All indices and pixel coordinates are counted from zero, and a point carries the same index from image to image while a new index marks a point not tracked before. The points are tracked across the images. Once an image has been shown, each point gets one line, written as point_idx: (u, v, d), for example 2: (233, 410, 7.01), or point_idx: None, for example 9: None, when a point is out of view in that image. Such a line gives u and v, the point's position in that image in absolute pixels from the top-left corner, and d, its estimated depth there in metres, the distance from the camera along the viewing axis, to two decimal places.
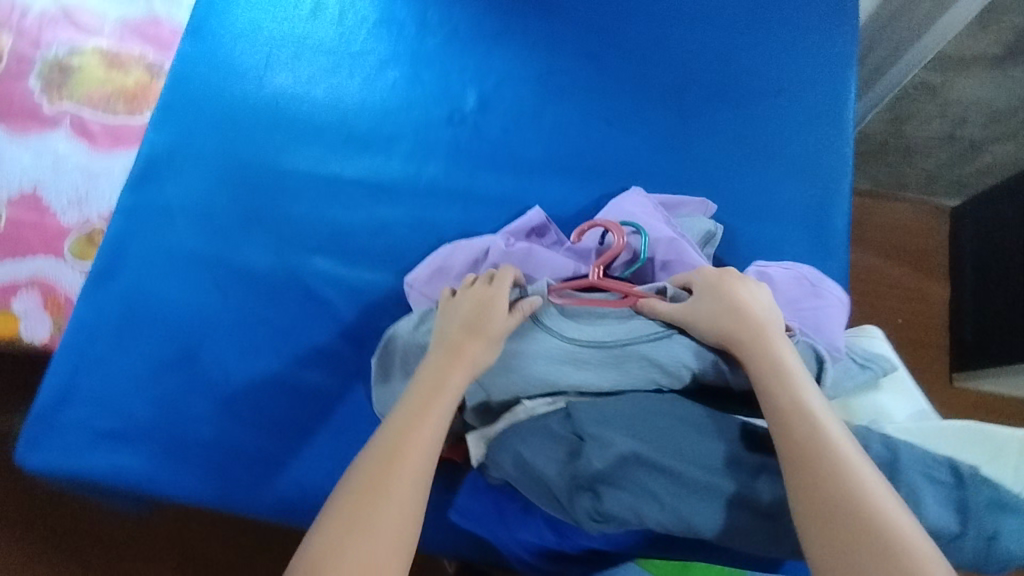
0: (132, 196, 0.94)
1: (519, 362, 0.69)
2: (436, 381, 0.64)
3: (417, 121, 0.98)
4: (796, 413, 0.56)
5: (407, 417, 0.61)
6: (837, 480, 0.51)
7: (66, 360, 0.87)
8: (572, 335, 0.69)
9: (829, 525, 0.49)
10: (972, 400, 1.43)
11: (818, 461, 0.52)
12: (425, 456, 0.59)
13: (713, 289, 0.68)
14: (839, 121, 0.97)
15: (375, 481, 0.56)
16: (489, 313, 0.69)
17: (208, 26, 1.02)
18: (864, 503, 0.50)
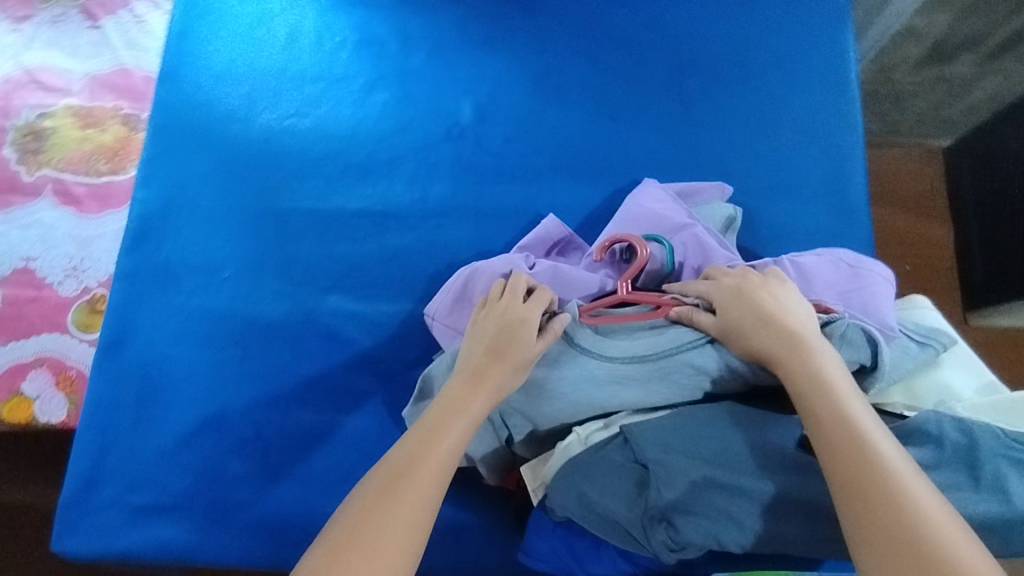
0: (129, 257, 0.90)
1: (561, 390, 0.67)
2: (458, 403, 0.62)
3: (415, 141, 0.95)
4: (843, 428, 0.53)
5: (423, 437, 0.59)
6: (891, 501, 0.48)
7: (90, 437, 0.85)
8: (610, 354, 0.67)
9: (889, 558, 0.46)
10: (994, 338, 1.39)
11: (870, 480, 0.49)
12: (435, 476, 0.57)
13: (740, 302, 0.65)
14: (842, 87, 0.96)
15: (380, 498, 0.54)
16: (517, 337, 0.66)
17: (182, 70, 0.98)
18: (922, 525, 0.46)
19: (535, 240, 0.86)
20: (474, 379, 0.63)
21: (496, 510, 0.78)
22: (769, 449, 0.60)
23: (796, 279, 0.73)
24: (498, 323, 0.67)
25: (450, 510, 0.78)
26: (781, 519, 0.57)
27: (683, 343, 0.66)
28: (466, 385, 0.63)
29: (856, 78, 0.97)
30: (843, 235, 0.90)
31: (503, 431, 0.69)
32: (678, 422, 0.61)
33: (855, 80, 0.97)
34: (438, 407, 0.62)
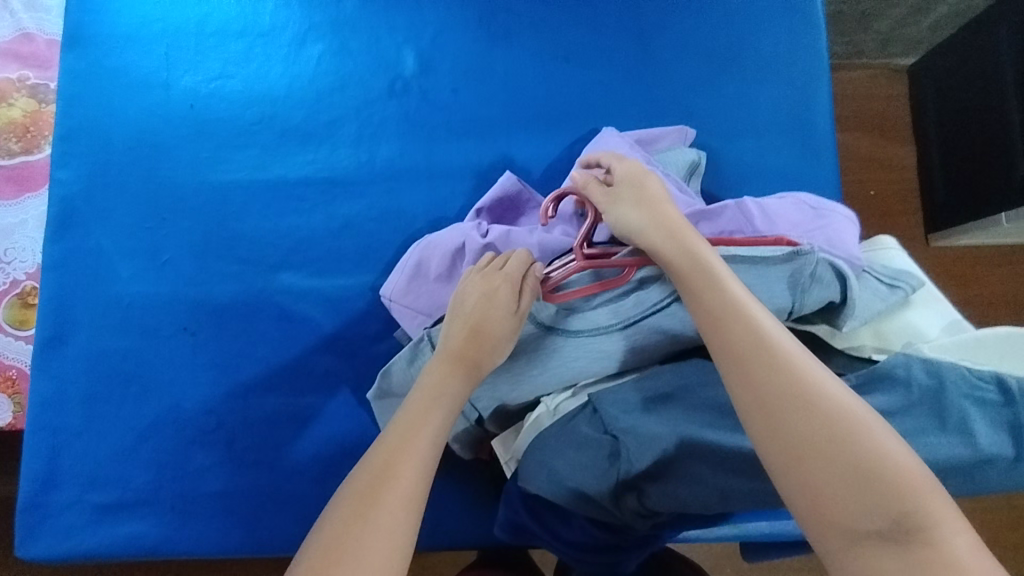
0: (57, 246, 0.83)
1: (530, 372, 0.65)
2: (439, 385, 0.59)
3: (356, 99, 0.88)
4: (728, 316, 0.54)
5: (402, 430, 0.55)
6: (778, 380, 0.49)
7: (39, 440, 0.79)
8: (576, 327, 0.65)
9: (774, 419, 0.48)
10: (955, 259, 1.40)
11: (756, 362, 0.51)
12: (420, 470, 0.53)
13: (635, 191, 0.66)
14: (806, 13, 0.91)
15: (363, 502, 0.50)
16: (495, 309, 0.63)
17: (87, 33, 0.88)
18: (807, 396, 0.48)
19: (491, 202, 0.81)
20: (450, 360, 0.61)
21: (473, 481, 0.77)
22: (734, 407, 0.56)
23: (758, 218, 0.70)
24: (474, 293, 0.64)
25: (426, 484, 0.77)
26: (753, 479, 0.53)
27: (653, 304, 0.63)
28: (443, 368, 0.60)
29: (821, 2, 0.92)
30: (809, 174, 0.87)
31: (473, 413, 0.67)
32: (646, 387, 0.59)
33: (820, 4, 0.91)
34: (417, 396, 0.58)
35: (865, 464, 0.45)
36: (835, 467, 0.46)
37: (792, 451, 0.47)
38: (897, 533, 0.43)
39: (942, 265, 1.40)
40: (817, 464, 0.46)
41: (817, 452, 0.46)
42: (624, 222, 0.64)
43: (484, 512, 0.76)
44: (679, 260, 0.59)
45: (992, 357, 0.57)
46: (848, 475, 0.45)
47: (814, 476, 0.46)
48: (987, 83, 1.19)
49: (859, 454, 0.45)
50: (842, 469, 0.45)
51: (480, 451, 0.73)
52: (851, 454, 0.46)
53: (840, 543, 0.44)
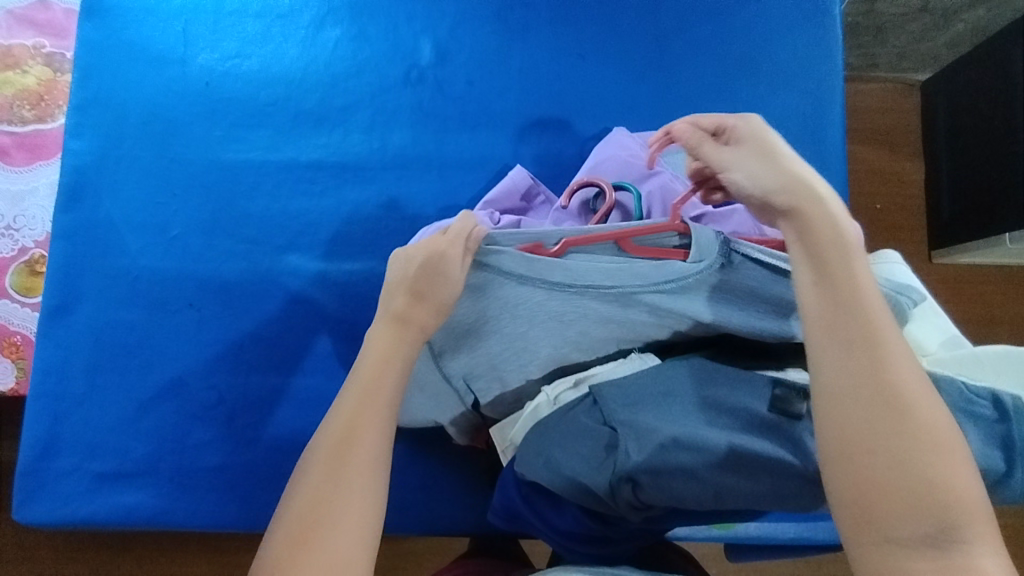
0: (66, 216, 0.84)
1: (501, 319, 0.64)
2: (389, 348, 0.58)
3: (371, 86, 0.88)
4: (844, 298, 0.51)
5: (357, 397, 0.56)
6: (869, 372, 0.48)
7: (41, 407, 0.80)
8: (560, 280, 0.62)
9: (853, 411, 0.47)
10: (957, 276, 1.41)
11: (856, 347, 0.49)
12: (379, 436, 0.55)
13: (762, 147, 0.60)
14: (825, 22, 0.91)
15: (329, 470, 0.52)
16: (438, 275, 0.60)
17: (106, 4, 0.88)
18: (896, 394, 0.47)
19: (502, 195, 0.81)
20: (397, 324, 0.59)
21: (468, 468, 0.78)
22: (737, 409, 0.56)
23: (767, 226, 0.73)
24: (417, 256, 0.61)
25: (422, 470, 0.77)
26: (742, 477, 0.53)
27: (651, 282, 0.61)
28: (393, 332, 0.59)
29: (839, 11, 0.92)
30: None
31: (469, 396, 0.68)
32: (654, 379, 0.58)
33: (838, 13, 0.92)
34: (368, 358, 0.58)
35: (932, 477, 0.44)
36: (903, 474, 0.45)
37: (864, 449, 0.46)
38: (942, 542, 0.43)
39: (943, 281, 1.41)
40: (883, 464, 0.45)
41: (887, 454, 0.45)
42: (742, 181, 0.59)
43: (477, 500, 0.77)
44: (813, 230, 0.55)
45: (989, 375, 0.58)
46: (911, 480, 0.44)
47: (872, 474, 0.45)
48: (999, 103, 1.19)
49: (929, 466, 0.45)
50: (910, 478, 0.45)
51: (476, 437, 0.74)
52: (918, 462, 0.45)
53: (873, 542, 0.44)
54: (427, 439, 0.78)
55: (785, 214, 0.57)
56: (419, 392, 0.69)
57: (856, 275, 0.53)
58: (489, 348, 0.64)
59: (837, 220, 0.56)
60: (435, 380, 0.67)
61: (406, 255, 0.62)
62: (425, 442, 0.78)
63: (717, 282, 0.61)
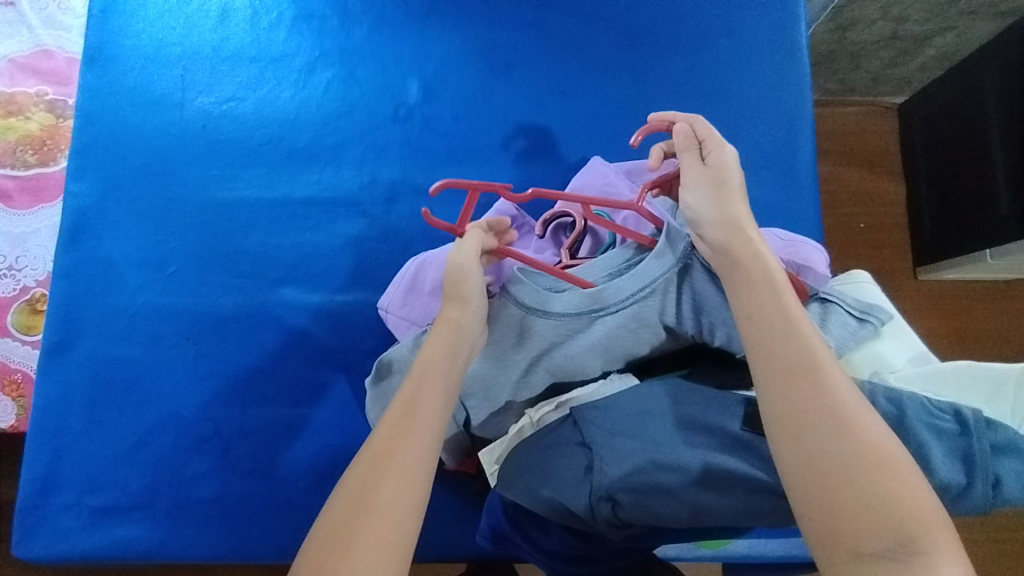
0: (67, 255, 0.87)
1: (498, 337, 0.68)
2: (423, 372, 0.60)
3: (361, 124, 0.92)
4: (781, 328, 0.55)
5: (388, 438, 0.55)
6: (819, 400, 0.51)
7: (41, 443, 0.82)
8: (530, 304, 0.67)
9: (803, 433, 0.50)
10: (940, 292, 1.44)
11: (800, 375, 0.52)
12: (409, 480, 0.53)
13: (716, 180, 0.66)
14: (793, 54, 0.95)
15: (371, 476, 0.53)
16: (468, 297, 0.65)
17: (107, 53, 0.93)
18: (844, 417, 0.50)
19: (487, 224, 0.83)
20: (449, 330, 0.63)
21: (459, 493, 0.79)
22: (708, 426, 0.59)
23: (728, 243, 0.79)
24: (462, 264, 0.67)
25: None
26: (716, 494, 0.55)
27: (626, 296, 0.64)
28: (433, 346, 0.62)
29: (807, 43, 0.96)
30: (792, 205, 0.91)
31: (461, 414, 0.70)
32: (638, 398, 0.61)
33: (806, 45, 0.96)
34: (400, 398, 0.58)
35: (885, 492, 0.47)
36: (855, 491, 0.47)
37: (818, 472, 0.48)
38: (899, 555, 0.45)
39: (926, 298, 1.44)
40: (840, 483, 0.48)
41: (845, 473, 0.48)
42: (692, 205, 0.65)
43: (469, 525, 0.79)
44: (745, 265, 0.60)
45: (954, 391, 0.60)
46: (863, 491, 0.47)
47: (829, 492, 0.48)
48: (974, 126, 1.23)
49: (881, 484, 0.47)
50: (861, 492, 0.47)
51: (465, 462, 0.76)
52: (870, 479, 0.47)
53: (842, 558, 0.46)
54: None
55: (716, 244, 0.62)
56: None
57: (786, 307, 0.57)
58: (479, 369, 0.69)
59: (766, 259, 0.60)
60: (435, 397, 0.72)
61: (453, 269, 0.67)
62: None
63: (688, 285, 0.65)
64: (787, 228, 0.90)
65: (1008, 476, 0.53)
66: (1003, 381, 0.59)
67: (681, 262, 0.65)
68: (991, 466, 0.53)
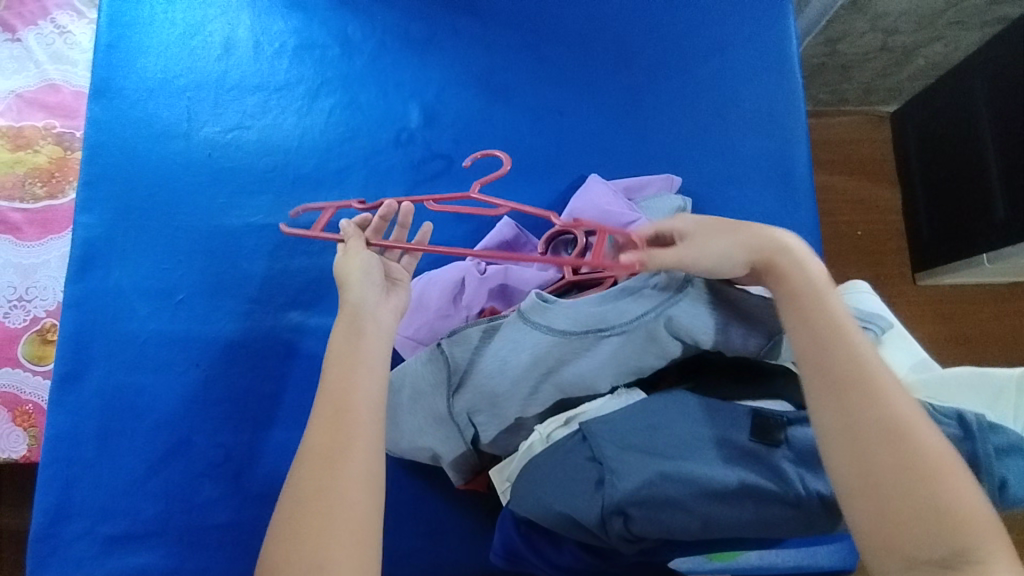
0: (78, 285, 0.88)
1: (506, 354, 0.69)
2: (344, 364, 0.62)
3: (364, 149, 0.94)
4: (828, 337, 0.57)
5: (324, 435, 0.58)
6: (872, 409, 0.53)
7: (53, 473, 0.82)
8: (551, 327, 0.67)
9: (859, 445, 0.52)
10: (939, 297, 1.45)
11: (850, 385, 0.54)
12: (354, 470, 0.57)
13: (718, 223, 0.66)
14: (785, 69, 0.97)
15: (319, 472, 0.56)
16: (369, 289, 0.66)
17: (114, 85, 0.95)
18: (900, 424, 0.52)
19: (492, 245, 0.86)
20: (348, 322, 0.65)
21: (471, 512, 0.80)
22: (715, 437, 0.60)
23: None
24: (354, 268, 0.67)
25: (427, 517, 0.80)
26: (728, 506, 0.56)
27: (631, 319, 0.66)
28: (344, 332, 0.64)
29: (798, 58, 0.99)
30: (789, 218, 0.92)
31: (469, 431, 0.71)
32: (645, 412, 0.62)
33: (798, 60, 0.98)
34: (325, 394, 0.61)
35: (939, 502, 0.48)
36: (911, 501, 0.49)
37: (872, 485, 0.50)
38: (954, 562, 0.47)
39: (925, 303, 1.45)
40: (896, 493, 0.49)
41: (901, 482, 0.50)
42: (720, 253, 0.64)
43: (482, 545, 0.79)
44: (790, 276, 0.61)
45: (956, 395, 0.60)
46: (922, 498, 0.49)
47: (884, 501, 0.49)
48: (966, 133, 1.25)
49: (934, 493, 0.49)
50: (918, 503, 0.49)
51: (475, 481, 0.77)
52: (927, 485, 0.49)
53: (893, 565, 0.48)
54: (431, 485, 0.80)
55: (764, 268, 0.63)
56: (413, 422, 0.73)
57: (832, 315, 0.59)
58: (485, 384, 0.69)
59: (806, 266, 0.62)
60: (441, 411, 0.72)
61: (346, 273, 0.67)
62: (428, 486, 0.80)
63: (696, 303, 0.65)
64: None
65: (1013, 478, 0.54)
66: (1004, 385, 0.60)
67: (684, 281, 0.66)
68: (996, 468, 0.54)
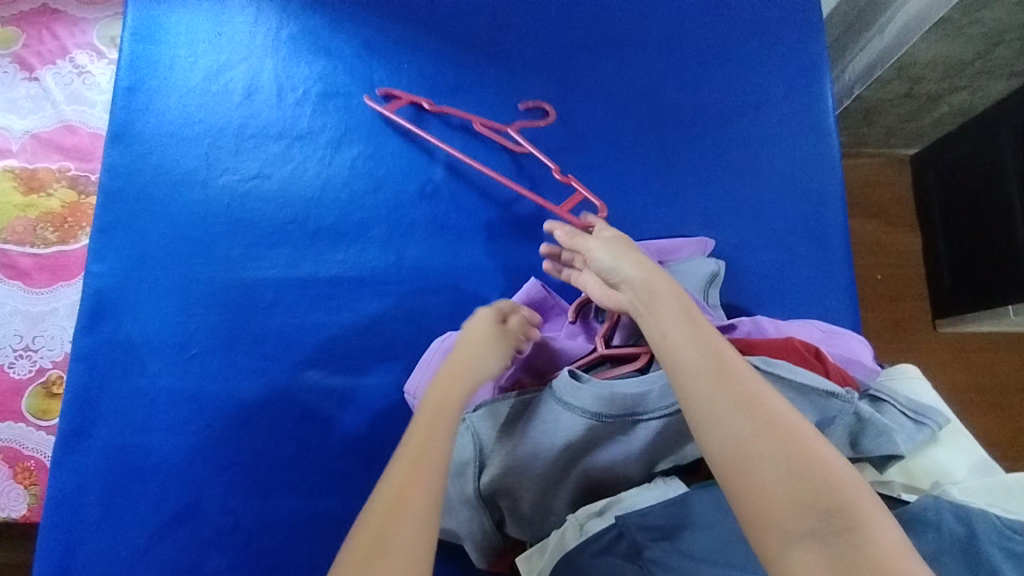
0: (86, 337, 0.84)
1: (539, 435, 0.66)
2: (437, 411, 0.60)
3: (387, 201, 0.91)
4: (687, 331, 0.59)
5: (398, 480, 0.54)
6: (725, 394, 0.54)
7: (54, 538, 0.78)
8: (589, 410, 0.64)
9: (724, 432, 0.53)
10: (965, 351, 1.42)
11: (699, 374, 0.56)
12: (424, 524, 0.53)
13: (618, 241, 0.68)
14: (821, 128, 0.95)
15: (385, 521, 0.52)
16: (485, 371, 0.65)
17: (132, 129, 0.92)
18: (758, 404, 0.53)
19: None
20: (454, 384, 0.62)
21: None
22: None
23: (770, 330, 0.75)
24: (471, 346, 0.67)
25: None
26: None
27: (673, 401, 0.63)
28: (458, 361, 0.65)
29: (834, 117, 0.96)
30: (826, 284, 0.89)
31: (496, 513, 0.68)
32: (685, 509, 0.59)
33: (834, 120, 0.95)
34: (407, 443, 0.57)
35: (806, 470, 0.50)
36: (781, 475, 0.50)
37: (746, 468, 0.51)
38: (827, 532, 0.48)
39: (950, 356, 1.41)
40: (766, 473, 0.50)
41: (773, 460, 0.51)
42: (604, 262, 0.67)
43: None
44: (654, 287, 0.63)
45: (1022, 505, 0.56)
46: (791, 475, 0.50)
47: (756, 480, 0.50)
48: (992, 184, 1.22)
49: (800, 463, 0.50)
50: (791, 478, 0.50)
51: (498, 563, 0.73)
52: (794, 461, 0.50)
53: (774, 540, 0.49)
54: (450, 562, 0.76)
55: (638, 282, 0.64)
56: None
57: (691, 316, 0.60)
58: (519, 469, 0.66)
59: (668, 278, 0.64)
60: (468, 494, 0.67)
61: (461, 349, 0.66)
62: (447, 563, 0.76)
63: None
64: (821, 308, 0.88)
65: None
66: None
67: None
68: None
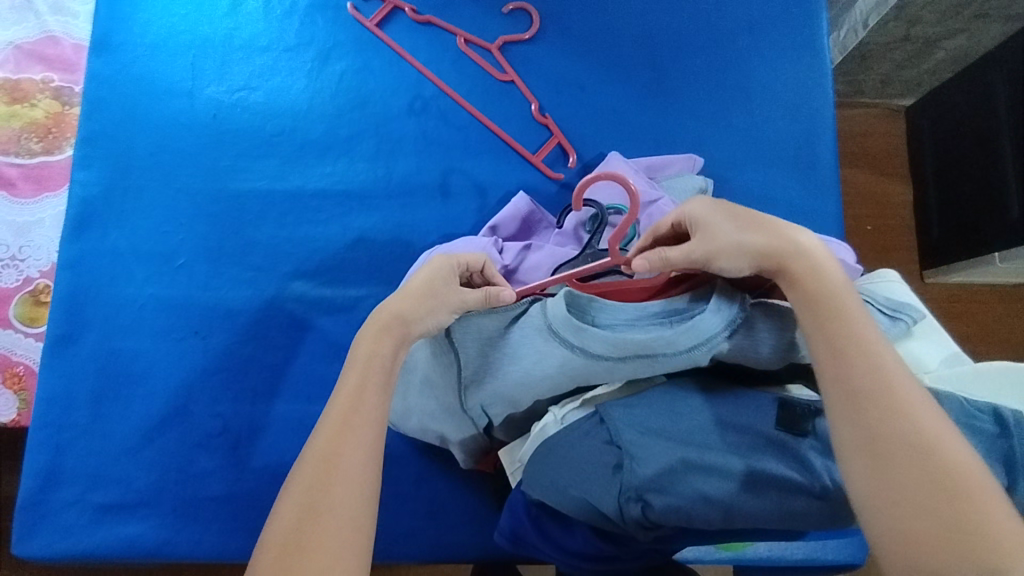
0: (72, 245, 0.84)
1: (528, 363, 0.62)
2: (371, 358, 0.59)
3: (376, 116, 0.90)
4: (844, 334, 0.54)
5: (328, 438, 0.55)
6: (876, 381, 0.52)
7: (43, 438, 0.79)
8: (589, 350, 0.59)
9: (874, 443, 0.49)
10: (950, 294, 1.43)
11: (855, 359, 0.53)
12: (361, 462, 0.55)
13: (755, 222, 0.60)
14: (815, 50, 0.94)
15: (320, 471, 0.53)
16: (421, 316, 0.62)
17: (115, 39, 0.91)
18: (921, 425, 0.49)
19: (505, 220, 0.84)
20: (382, 325, 0.60)
21: (476, 493, 0.78)
22: (744, 427, 0.58)
23: None
24: (420, 285, 0.63)
25: (430, 493, 0.78)
26: (750, 494, 0.54)
27: (684, 347, 0.58)
28: (401, 297, 0.63)
29: (828, 40, 0.95)
30: (813, 204, 0.89)
31: (483, 420, 0.69)
32: (663, 401, 0.60)
33: (828, 42, 0.95)
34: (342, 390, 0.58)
35: (954, 499, 0.46)
36: (926, 501, 0.47)
37: (890, 482, 0.48)
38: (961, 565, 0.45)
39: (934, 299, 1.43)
40: (909, 495, 0.47)
41: (922, 483, 0.47)
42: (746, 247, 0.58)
43: (485, 526, 0.77)
44: (802, 283, 0.57)
45: (989, 389, 0.59)
46: (936, 479, 0.47)
47: (897, 499, 0.47)
48: (984, 128, 1.21)
49: (949, 491, 0.47)
50: (936, 510, 0.46)
51: (484, 460, 0.76)
52: (949, 489, 0.47)
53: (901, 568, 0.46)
54: (436, 463, 0.78)
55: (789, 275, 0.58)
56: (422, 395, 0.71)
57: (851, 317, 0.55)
58: (502, 385, 0.65)
59: (830, 271, 0.58)
60: (451, 401, 0.69)
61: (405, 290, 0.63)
62: (433, 464, 0.78)
63: (721, 312, 0.58)
64: (807, 228, 0.89)
65: None
66: None
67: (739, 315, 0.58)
68: None
